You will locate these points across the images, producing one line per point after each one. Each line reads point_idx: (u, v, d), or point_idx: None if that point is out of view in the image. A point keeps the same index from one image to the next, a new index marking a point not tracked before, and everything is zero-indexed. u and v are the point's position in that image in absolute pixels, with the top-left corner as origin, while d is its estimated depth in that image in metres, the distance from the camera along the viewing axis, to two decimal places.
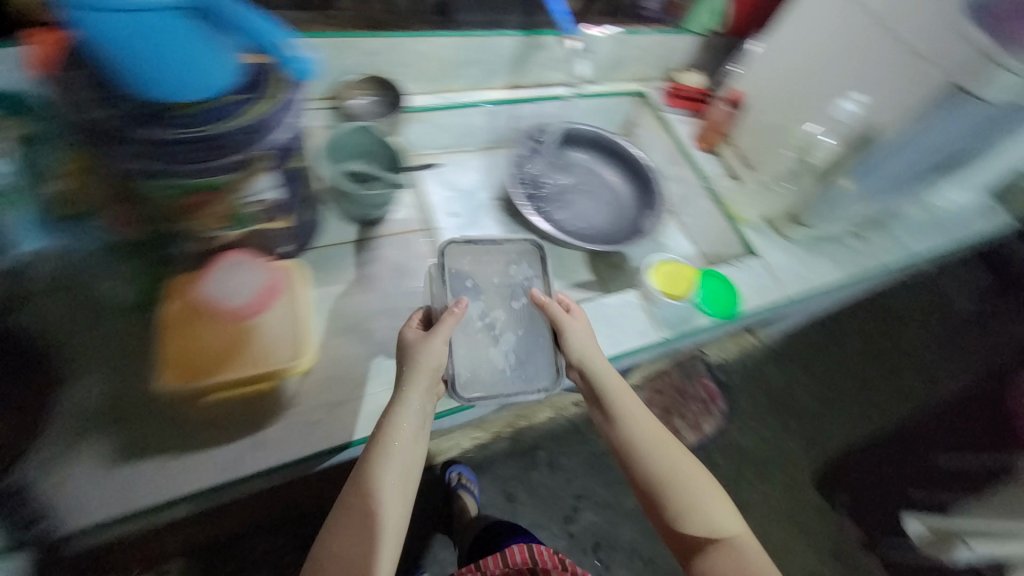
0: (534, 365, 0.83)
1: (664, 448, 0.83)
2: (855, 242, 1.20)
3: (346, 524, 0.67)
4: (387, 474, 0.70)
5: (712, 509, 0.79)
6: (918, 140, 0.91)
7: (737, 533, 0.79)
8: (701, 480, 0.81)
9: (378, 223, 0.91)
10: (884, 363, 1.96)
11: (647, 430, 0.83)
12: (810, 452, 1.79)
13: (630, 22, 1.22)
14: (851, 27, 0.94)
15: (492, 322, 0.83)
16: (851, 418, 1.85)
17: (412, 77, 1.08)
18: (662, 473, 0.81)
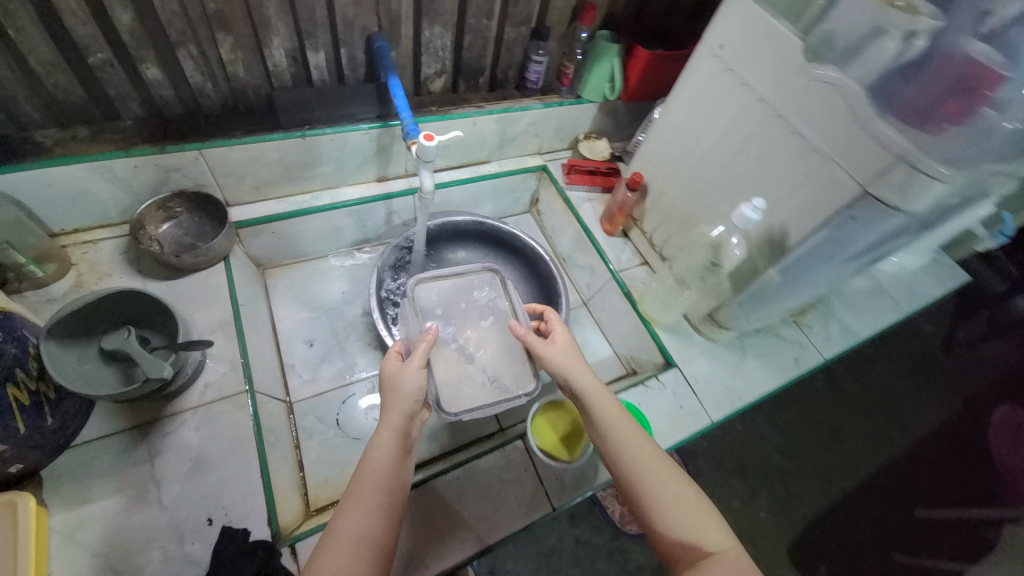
0: (520, 373, 0.73)
1: (645, 446, 0.64)
2: (791, 333, 1.04)
3: (334, 551, 0.53)
4: (380, 489, 0.58)
5: (699, 521, 0.59)
6: (843, 245, 0.72)
7: (736, 553, 0.57)
8: (682, 487, 0.61)
9: (177, 396, 0.71)
10: (848, 405, 1.63)
11: (623, 426, 0.66)
12: (783, 519, 1.42)
13: (512, 98, 1.06)
14: (740, 107, 0.75)
15: (462, 342, 0.74)
16: (822, 471, 1.50)
17: (244, 186, 0.89)
18: (639, 477, 0.62)
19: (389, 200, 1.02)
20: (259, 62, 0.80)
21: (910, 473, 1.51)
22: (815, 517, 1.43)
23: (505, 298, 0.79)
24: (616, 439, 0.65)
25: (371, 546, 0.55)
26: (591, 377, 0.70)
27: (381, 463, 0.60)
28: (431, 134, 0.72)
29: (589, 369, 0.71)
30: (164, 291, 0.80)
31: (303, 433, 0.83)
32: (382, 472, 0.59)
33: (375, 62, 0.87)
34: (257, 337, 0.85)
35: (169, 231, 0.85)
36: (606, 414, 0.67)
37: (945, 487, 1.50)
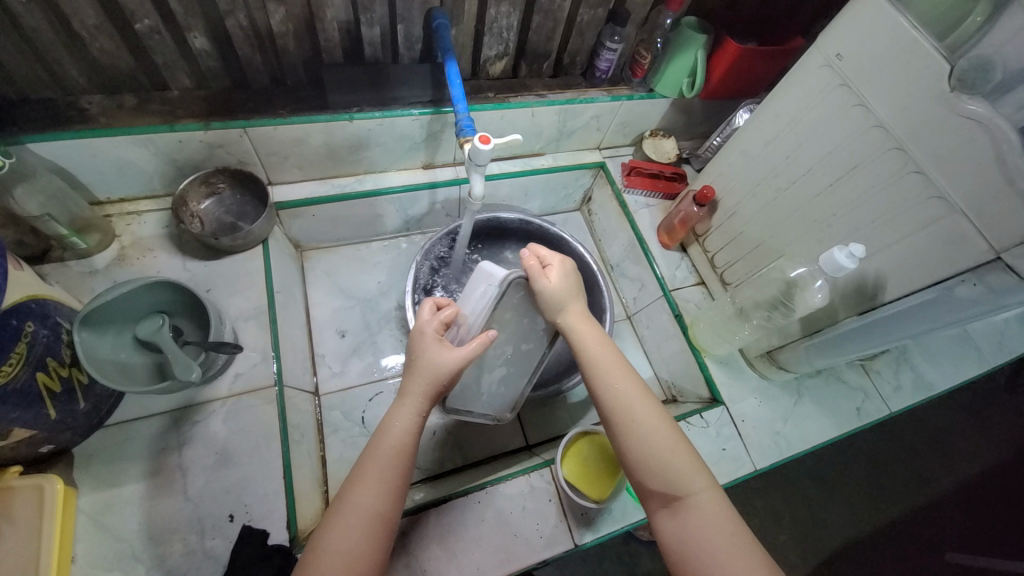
0: (512, 390, 0.77)
1: (626, 382, 0.59)
2: (857, 379, 0.94)
3: (341, 518, 0.51)
4: (393, 465, 0.54)
5: (677, 462, 0.54)
6: (952, 313, 0.61)
7: (714, 497, 0.53)
8: (659, 426, 0.56)
9: (208, 384, 0.70)
10: (893, 434, 1.43)
11: (604, 362, 0.61)
12: (800, 542, 1.28)
13: (576, 88, 0.97)
14: (849, 131, 0.64)
15: (496, 354, 0.71)
16: (854, 500, 1.34)
17: (287, 165, 0.85)
18: (617, 413, 0.57)
19: (433, 190, 0.96)
20: (310, 35, 0.74)
21: (947, 515, 1.33)
22: (839, 547, 1.28)
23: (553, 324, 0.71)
24: (591, 378, 0.60)
25: (380, 517, 0.52)
26: (578, 312, 0.65)
27: (396, 441, 0.56)
28: (487, 136, 0.65)
29: (580, 306, 0.66)
30: (202, 272, 0.78)
31: (327, 428, 0.82)
32: (391, 448, 0.55)
33: (433, 40, 0.79)
34: (290, 325, 0.83)
35: (211, 207, 0.83)
36: (586, 348, 0.62)
37: (986, 537, 1.31)
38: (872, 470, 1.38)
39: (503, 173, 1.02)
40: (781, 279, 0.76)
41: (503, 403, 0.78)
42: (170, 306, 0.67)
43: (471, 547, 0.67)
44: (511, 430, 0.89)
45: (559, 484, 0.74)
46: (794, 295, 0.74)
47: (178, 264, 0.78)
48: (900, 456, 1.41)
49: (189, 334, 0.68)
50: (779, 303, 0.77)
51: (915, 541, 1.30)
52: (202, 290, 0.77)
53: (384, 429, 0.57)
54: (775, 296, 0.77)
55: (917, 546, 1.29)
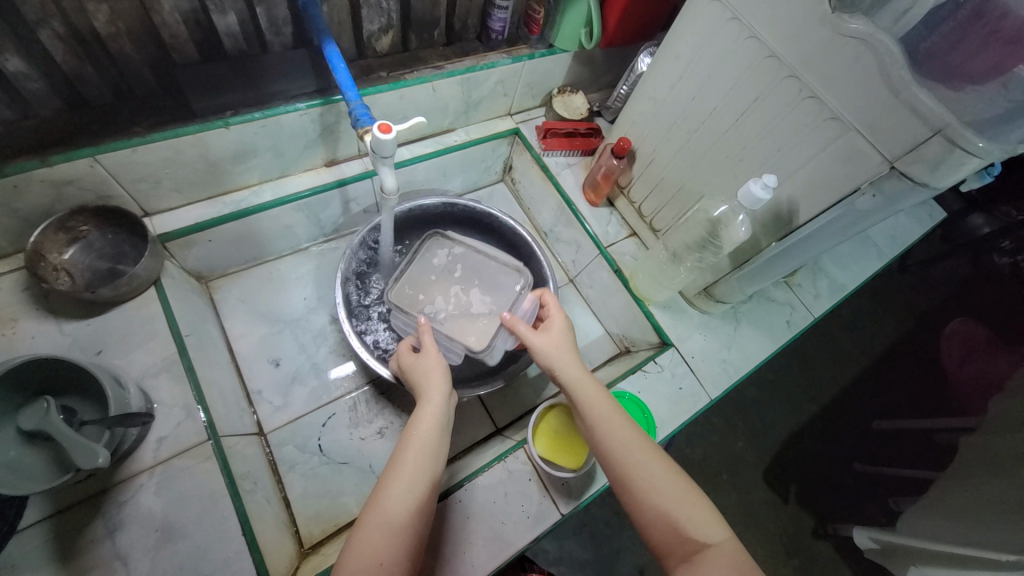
0: (501, 287, 0.77)
1: (637, 435, 0.60)
2: (782, 295, 1.01)
3: (385, 505, 0.52)
4: (433, 451, 0.57)
5: (693, 513, 0.54)
6: (858, 222, 0.66)
7: (734, 547, 0.53)
8: (675, 481, 0.57)
9: (127, 458, 0.61)
10: (816, 332, 1.59)
11: (615, 419, 0.60)
12: (757, 445, 1.40)
13: (475, 53, 0.91)
14: (746, 65, 0.65)
15: (454, 294, 0.76)
16: (794, 397, 1.48)
17: (164, 189, 0.74)
18: (630, 470, 0.57)
19: (343, 188, 0.88)
20: (152, 34, 0.63)
21: (867, 390, 1.51)
22: (788, 440, 1.42)
23: (461, 245, 0.81)
24: (598, 428, 0.60)
25: (421, 506, 0.53)
26: (579, 365, 0.66)
27: (426, 431, 0.58)
28: (388, 124, 0.59)
29: (580, 362, 0.66)
30: (89, 332, 0.67)
31: (283, 466, 0.76)
32: (429, 441, 0.57)
33: (305, 22, 0.70)
34: (213, 367, 0.74)
35: (76, 256, 0.71)
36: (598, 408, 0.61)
37: (899, 402, 1.50)
38: (804, 368, 1.53)
39: (415, 157, 0.95)
40: (706, 219, 0.78)
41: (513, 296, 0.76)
42: (52, 384, 0.57)
43: (462, 549, 0.66)
44: (478, 419, 0.87)
45: (535, 462, 0.73)
46: (720, 232, 0.76)
47: (53, 329, 0.66)
48: (824, 349, 1.57)
49: (85, 411, 0.58)
50: (707, 242, 0.79)
51: (847, 420, 1.47)
52: (92, 354, 0.66)
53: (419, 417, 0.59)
54: (703, 235, 0.79)
55: (849, 424, 1.46)
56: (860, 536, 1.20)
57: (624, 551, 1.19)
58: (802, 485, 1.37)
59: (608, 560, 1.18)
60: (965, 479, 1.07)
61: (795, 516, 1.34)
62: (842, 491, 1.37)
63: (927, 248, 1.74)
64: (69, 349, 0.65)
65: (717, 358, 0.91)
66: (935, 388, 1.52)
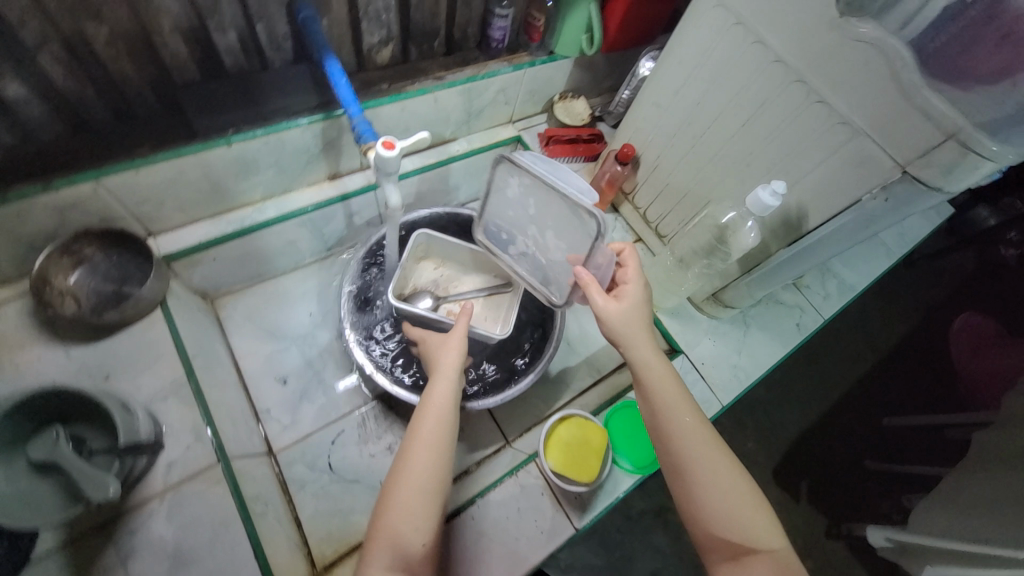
0: (573, 228, 0.68)
1: (701, 429, 0.57)
2: (791, 297, 1.00)
3: (410, 468, 0.57)
4: (441, 443, 0.60)
5: (747, 518, 0.53)
6: (868, 226, 0.65)
7: (785, 557, 0.52)
8: (736, 483, 0.55)
9: (137, 484, 0.60)
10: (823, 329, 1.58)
11: (680, 408, 0.58)
12: (767, 445, 1.39)
13: (476, 62, 0.91)
14: (751, 70, 0.65)
15: (536, 237, 0.74)
16: (803, 394, 1.47)
17: (167, 209, 0.73)
18: (688, 464, 0.56)
19: (347, 202, 0.87)
20: (152, 55, 0.62)
21: (877, 386, 1.50)
22: (798, 438, 1.41)
23: (535, 177, 0.66)
24: (661, 415, 0.58)
25: (436, 471, 0.58)
26: (650, 345, 0.62)
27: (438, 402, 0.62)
28: (392, 141, 0.58)
29: (650, 341, 0.62)
30: (96, 357, 0.67)
31: (293, 486, 0.75)
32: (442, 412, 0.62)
33: (305, 38, 0.69)
34: (220, 387, 0.74)
35: (81, 280, 0.70)
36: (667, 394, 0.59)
37: (910, 399, 1.48)
38: (813, 365, 1.51)
39: (418, 168, 0.95)
40: (714, 225, 0.78)
41: (586, 241, 0.67)
42: (62, 414, 0.57)
43: (475, 566, 0.65)
44: (488, 431, 0.87)
45: (547, 476, 0.73)
46: (728, 237, 0.75)
47: (60, 354, 0.66)
48: (833, 346, 1.56)
49: (92, 439, 0.57)
50: (715, 247, 0.78)
51: (858, 418, 1.45)
52: (100, 379, 0.65)
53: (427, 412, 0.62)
54: (710, 241, 0.79)
55: (861, 423, 1.44)
56: (874, 535, 1.19)
57: (636, 556, 1.18)
58: (814, 483, 1.36)
59: (621, 566, 1.17)
60: (975, 475, 1.06)
61: (808, 517, 1.32)
62: (854, 490, 1.36)
63: (934, 242, 1.73)
64: (75, 375, 0.65)
65: (728, 363, 0.90)
66: (945, 384, 1.51)
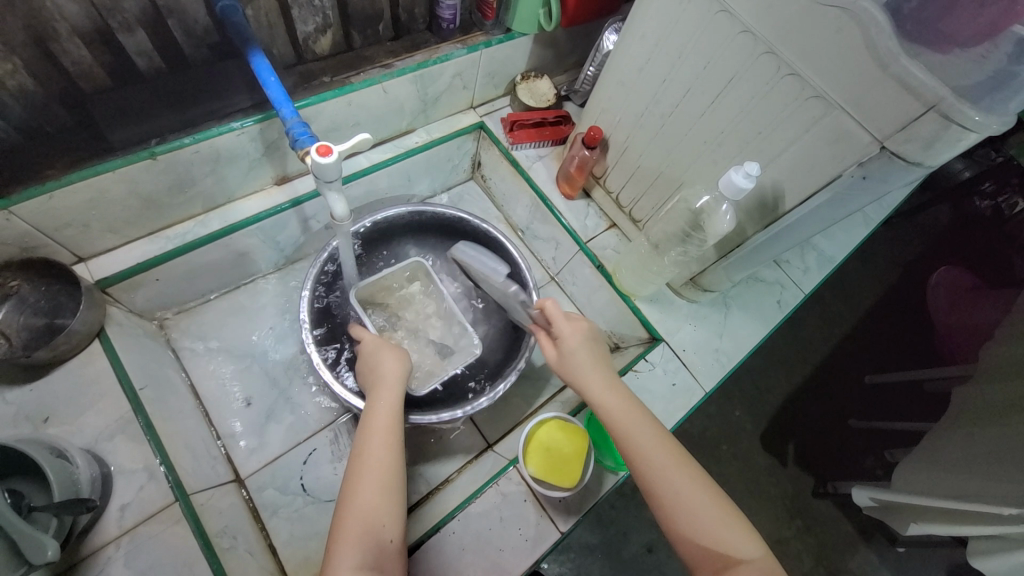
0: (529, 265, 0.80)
1: (657, 435, 0.57)
2: (771, 273, 0.98)
3: (365, 474, 0.56)
4: (393, 446, 0.59)
5: (723, 534, 0.52)
6: (844, 204, 0.62)
7: (768, 566, 0.51)
8: (705, 498, 0.53)
9: (89, 534, 0.56)
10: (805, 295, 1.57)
11: (631, 417, 0.59)
12: (754, 414, 1.39)
13: (427, 47, 0.85)
14: (718, 42, 0.60)
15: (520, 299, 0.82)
16: (788, 361, 1.46)
17: (95, 230, 0.67)
18: (655, 481, 0.54)
19: (299, 207, 0.82)
20: (50, 63, 0.55)
21: (858, 346, 1.49)
22: (784, 405, 1.41)
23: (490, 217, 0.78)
24: (623, 436, 0.58)
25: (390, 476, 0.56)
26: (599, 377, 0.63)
27: (384, 413, 0.61)
28: (328, 145, 0.53)
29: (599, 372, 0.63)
30: (34, 399, 0.62)
31: (265, 512, 0.72)
32: (386, 419, 0.60)
33: (228, 31, 0.63)
34: (176, 417, 0.69)
35: (8, 316, 0.65)
36: (613, 407, 0.60)
37: (890, 355, 1.48)
38: (797, 333, 1.51)
39: (374, 165, 0.89)
40: (687, 210, 0.74)
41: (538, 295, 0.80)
42: None
43: None
44: (467, 435, 0.84)
45: (528, 482, 0.70)
46: (702, 221, 0.72)
47: None
48: (816, 311, 1.55)
49: (33, 495, 0.53)
50: (689, 233, 0.75)
51: (843, 383, 1.45)
52: (39, 424, 0.60)
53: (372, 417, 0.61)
54: (684, 227, 0.75)
55: (847, 388, 1.44)
56: (859, 495, 1.19)
57: (630, 531, 1.18)
58: (800, 449, 1.37)
59: (615, 543, 1.17)
60: (954, 430, 1.06)
61: (796, 483, 1.34)
62: (841, 454, 1.37)
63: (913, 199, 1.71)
64: (10, 420, 0.60)
65: (708, 346, 0.87)
66: (926, 338, 1.49)
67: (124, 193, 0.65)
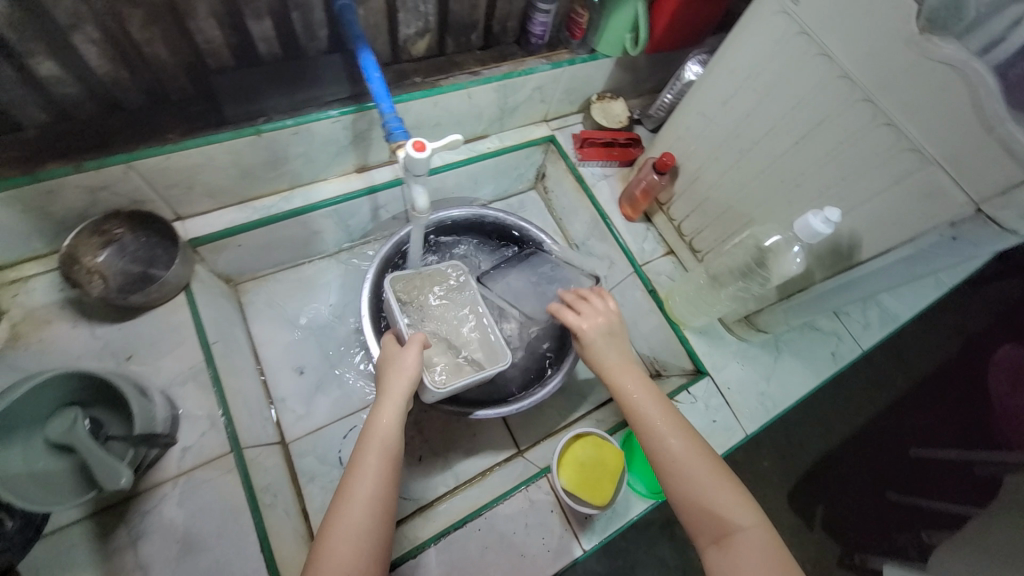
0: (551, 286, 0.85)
1: (659, 404, 0.59)
2: (828, 323, 0.94)
3: (350, 508, 0.51)
4: (388, 474, 0.54)
5: (719, 497, 0.52)
6: (923, 263, 0.60)
7: (765, 535, 0.50)
8: (705, 465, 0.54)
9: (152, 468, 0.61)
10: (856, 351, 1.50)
11: (637, 388, 0.61)
12: (784, 467, 1.34)
13: (513, 59, 0.88)
14: (811, 84, 0.60)
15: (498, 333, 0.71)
16: (827, 417, 1.40)
17: (195, 194, 0.73)
18: (662, 451, 0.55)
19: (373, 195, 0.86)
20: (187, 40, 0.62)
21: (909, 414, 1.40)
22: (817, 462, 1.34)
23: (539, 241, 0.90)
24: (633, 413, 0.60)
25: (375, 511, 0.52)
26: (615, 358, 0.64)
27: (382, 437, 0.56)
28: (422, 142, 0.56)
29: (617, 353, 0.65)
30: (119, 337, 0.68)
31: (303, 478, 0.76)
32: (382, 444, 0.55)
33: (340, 27, 0.68)
34: (238, 374, 0.74)
35: (110, 259, 0.71)
36: (624, 385, 0.62)
37: (943, 428, 1.39)
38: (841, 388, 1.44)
39: (448, 164, 0.92)
40: (753, 247, 0.73)
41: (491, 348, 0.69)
42: (80, 396, 0.57)
43: None
44: (499, 437, 0.86)
45: (558, 494, 0.71)
46: (768, 260, 0.71)
47: (87, 332, 0.67)
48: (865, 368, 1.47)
49: (111, 427, 0.58)
50: (753, 269, 0.74)
51: (886, 449, 1.37)
52: (122, 360, 0.66)
53: (373, 425, 0.57)
54: (748, 263, 0.75)
55: (889, 455, 1.36)
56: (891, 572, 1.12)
57: (639, 565, 1.16)
58: (828, 512, 1.30)
59: None
60: (1004, 519, 0.99)
61: (821, 546, 1.27)
62: (875, 524, 1.29)
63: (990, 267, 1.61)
64: (100, 353, 0.66)
65: (754, 388, 0.85)
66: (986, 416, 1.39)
67: (227, 163, 0.71)
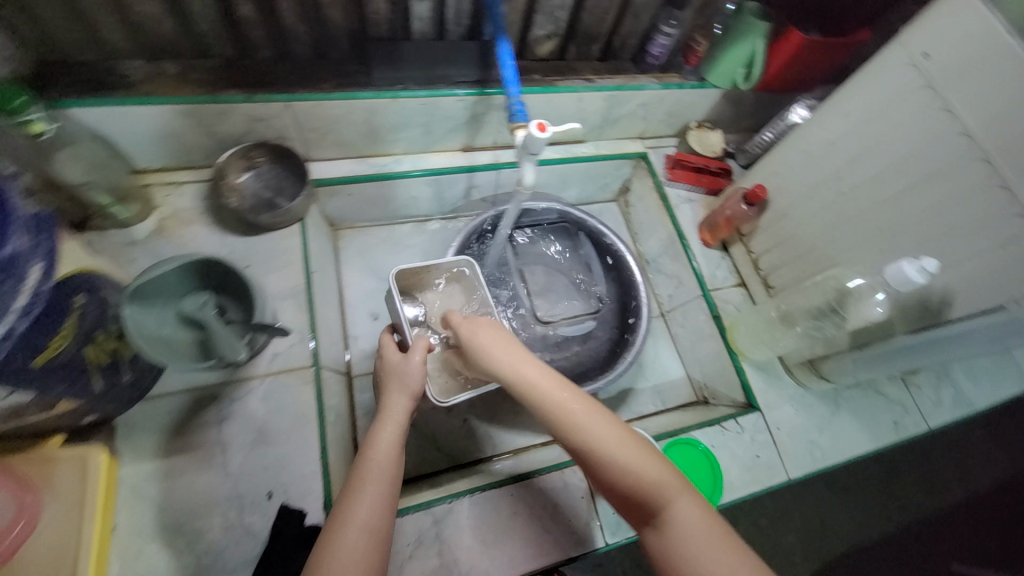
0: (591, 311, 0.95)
1: (574, 399, 0.55)
2: (892, 391, 0.91)
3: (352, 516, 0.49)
4: (391, 486, 0.53)
5: (651, 482, 0.51)
6: None
7: (696, 508, 0.51)
8: (630, 448, 0.52)
9: (246, 363, 0.69)
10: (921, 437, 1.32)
11: (546, 380, 0.56)
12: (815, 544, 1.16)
13: (626, 73, 0.94)
14: (926, 137, 0.61)
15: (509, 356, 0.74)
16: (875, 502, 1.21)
17: (328, 141, 0.83)
18: (588, 446, 0.52)
19: (472, 173, 0.94)
20: (358, 8, 0.72)
21: None
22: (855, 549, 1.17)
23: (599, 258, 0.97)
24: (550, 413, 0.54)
25: (377, 526, 0.49)
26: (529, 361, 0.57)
27: (385, 453, 0.55)
28: (544, 124, 0.61)
29: (523, 352, 0.58)
30: (241, 248, 0.78)
31: (359, 411, 0.82)
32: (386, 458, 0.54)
33: (485, 18, 0.76)
34: (326, 305, 0.83)
35: (249, 181, 0.81)
36: (537, 383, 0.55)
37: None
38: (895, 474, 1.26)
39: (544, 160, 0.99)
40: (834, 288, 0.74)
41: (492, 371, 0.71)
42: (212, 284, 0.66)
43: (505, 542, 0.67)
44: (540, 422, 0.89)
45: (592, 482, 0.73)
46: (848, 304, 0.71)
47: (217, 238, 0.77)
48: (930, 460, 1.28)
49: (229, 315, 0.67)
50: (829, 311, 0.74)
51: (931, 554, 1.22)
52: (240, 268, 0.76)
53: (377, 438, 0.56)
54: (825, 304, 0.75)
55: None
56: None
57: None
58: None
59: None
60: None
61: None
62: None
63: None
64: (224, 257, 0.76)
65: (804, 436, 0.83)
66: None
67: (362, 118, 0.80)
